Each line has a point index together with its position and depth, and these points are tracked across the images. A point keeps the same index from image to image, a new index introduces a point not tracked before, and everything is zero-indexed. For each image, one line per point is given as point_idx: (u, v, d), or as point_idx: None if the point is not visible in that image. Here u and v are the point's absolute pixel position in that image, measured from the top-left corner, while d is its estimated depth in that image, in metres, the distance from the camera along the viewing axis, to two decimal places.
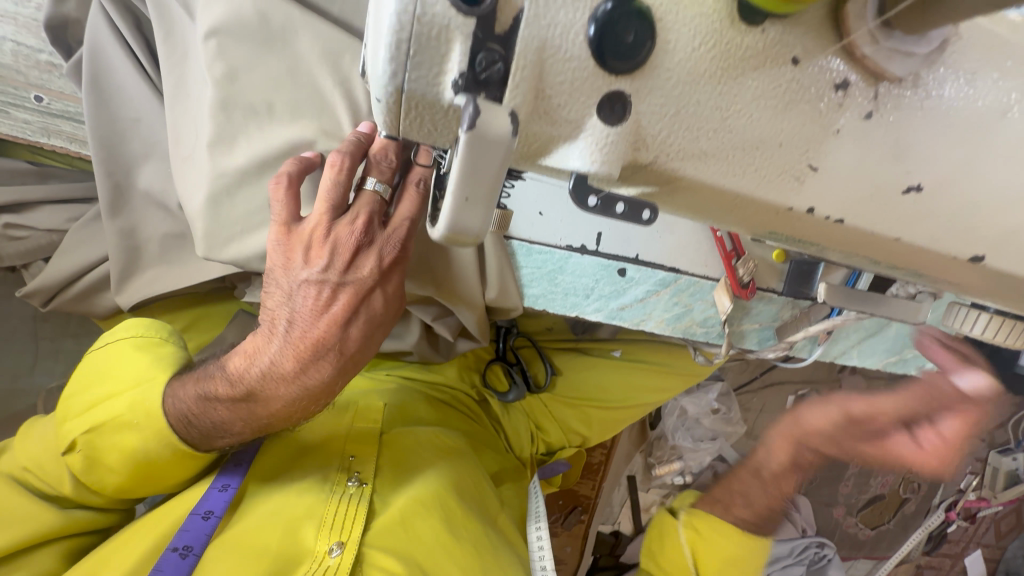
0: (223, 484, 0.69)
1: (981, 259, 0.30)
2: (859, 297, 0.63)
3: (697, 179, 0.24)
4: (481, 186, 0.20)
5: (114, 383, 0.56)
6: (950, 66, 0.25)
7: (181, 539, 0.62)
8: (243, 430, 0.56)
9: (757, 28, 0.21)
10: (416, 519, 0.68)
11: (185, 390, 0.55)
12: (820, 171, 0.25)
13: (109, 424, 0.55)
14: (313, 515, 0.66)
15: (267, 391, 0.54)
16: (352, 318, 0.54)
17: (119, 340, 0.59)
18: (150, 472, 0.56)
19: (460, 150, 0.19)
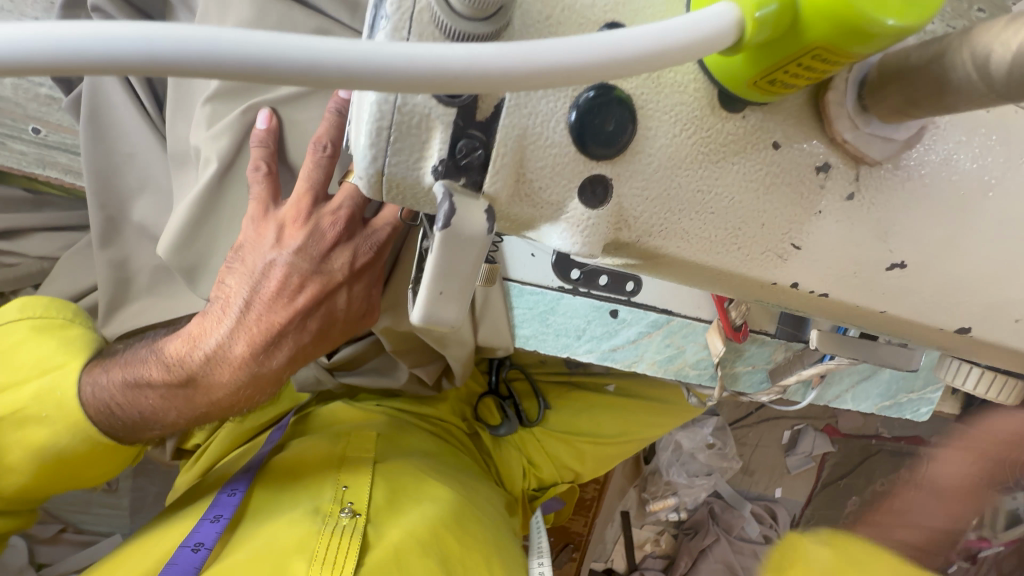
0: (215, 514, 0.69)
1: (967, 330, 0.30)
2: (851, 345, 0.64)
3: (679, 255, 0.24)
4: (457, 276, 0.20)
5: (9, 374, 0.51)
6: (932, 148, 0.25)
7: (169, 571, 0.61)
8: (176, 418, 0.53)
9: (736, 116, 0.21)
10: (412, 555, 0.67)
11: (110, 375, 0.51)
12: (803, 250, 0.25)
13: (8, 420, 0.49)
14: (303, 550, 0.64)
15: (209, 378, 0.51)
16: (313, 313, 0.52)
17: (13, 324, 0.53)
18: (63, 471, 0.52)
19: (436, 246, 0.19)
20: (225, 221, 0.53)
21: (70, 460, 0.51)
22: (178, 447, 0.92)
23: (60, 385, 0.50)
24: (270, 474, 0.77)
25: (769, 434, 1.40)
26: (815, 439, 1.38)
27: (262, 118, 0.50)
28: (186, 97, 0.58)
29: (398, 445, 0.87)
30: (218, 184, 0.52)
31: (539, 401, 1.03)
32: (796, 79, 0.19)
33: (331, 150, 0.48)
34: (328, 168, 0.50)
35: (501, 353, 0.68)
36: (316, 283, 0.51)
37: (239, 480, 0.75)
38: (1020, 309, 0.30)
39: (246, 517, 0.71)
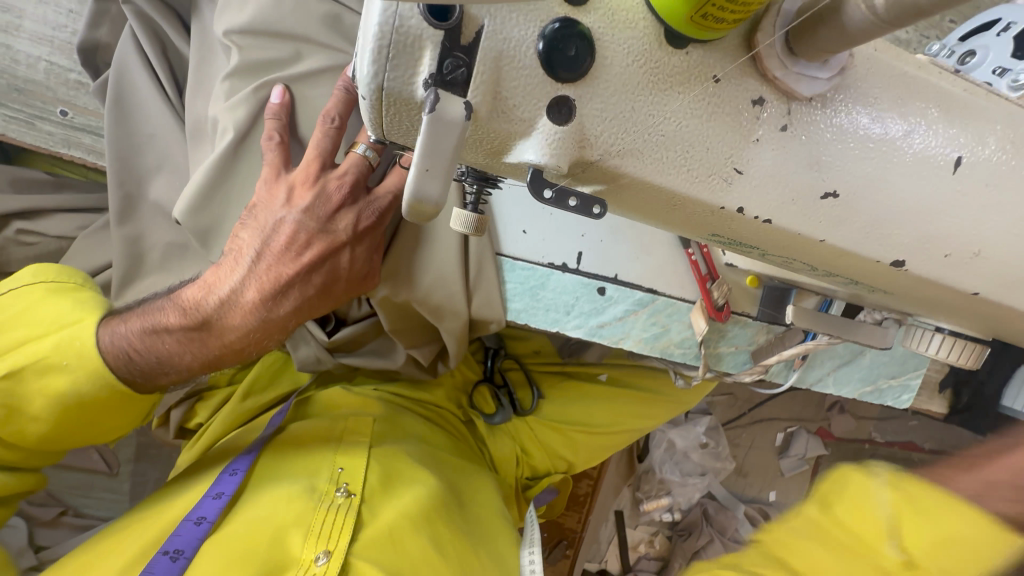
0: (217, 492, 0.71)
1: (902, 262, 0.34)
2: (827, 321, 0.67)
3: (636, 176, 0.28)
4: (441, 161, 0.24)
5: (29, 328, 0.54)
6: (855, 90, 0.29)
7: (173, 543, 0.63)
8: (190, 361, 0.57)
9: (681, 51, 0.26)
10: (405, 534, 0.70)
11: (128, 325, 0.56)
12: (744, 175, 0.29)
13: (31, 368, 0.53)
14: (301, 523, 0.67)
15: (223, 321, 0.56)
16: (317, 269, 0.57)
17: (30, 286, 0.57)
18: (81, 416, 0.56)
19: (423, 130, 0.23)
20: (237, 183, 0.58)
21: (89, 406, 0.55)
22: (182, 426, 0.94)
23: (78, 335, 0.54)
24: (271, 453, 0.79)
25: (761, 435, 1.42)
26: (807, 442, 1.38)
27: (276, 93, 0.55)
28: (204, 79, 0.65)
29: (393, 428, 0.89)
30: (233, 152, 0.57)
31: (532, 391, 1.06)
32: (722, 15, 0.23)
33: (338, 122, 0.54)
34: (335, 139, 0.55)
35: (494, 327, 0.70)
36: (322, 241, 0.56)
37: (240, 461, 0.76)
38: (949, 245, 0.33)
39: (248, 490, 0.73)
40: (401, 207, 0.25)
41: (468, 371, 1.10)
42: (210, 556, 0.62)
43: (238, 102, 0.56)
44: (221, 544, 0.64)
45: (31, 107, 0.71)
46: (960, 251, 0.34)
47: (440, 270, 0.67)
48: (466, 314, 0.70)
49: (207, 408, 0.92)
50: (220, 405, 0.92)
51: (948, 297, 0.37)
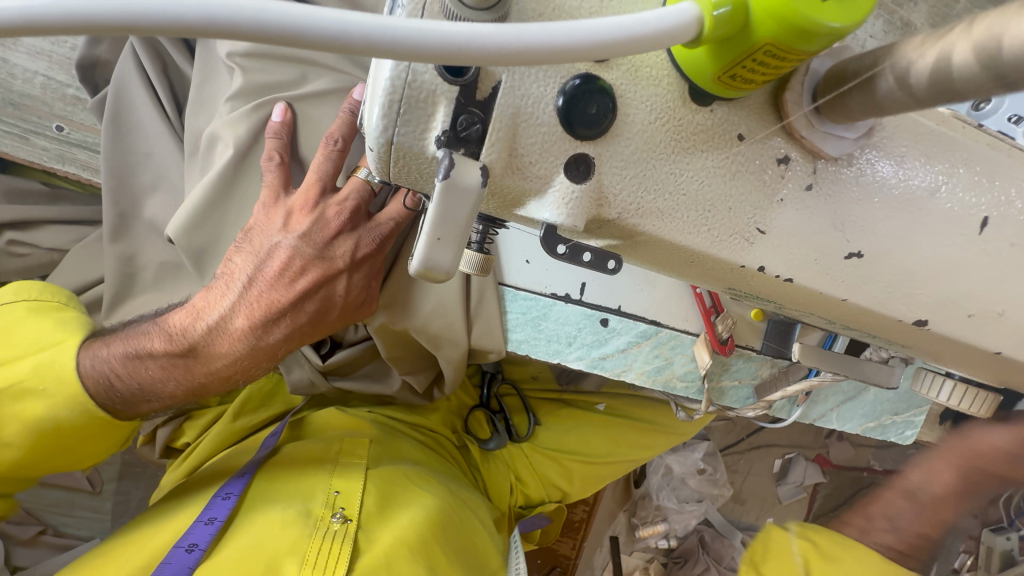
0: (208, 517, 0.68)
1: (925, 322, 0.32)
2: (835, 359, 0.66)
3: (655, 234, 0.26)
4: (453, 227, 0.22)
5: (6, 350, 0.52)
6: (881, 148, 0.28)
7: (163, 571, 0.60)
8: (174, 388, 0.55)
9: (706, 109, 0.24)
10: (402, 563, 0.67)
11: (111, 349, 0.54)
12: (767, 234, 0.27)
13: (7, 392, 0.51)
14: (296, 552, 0.65)
15: (209, 348, 0.54)
16: (311, 296, 0.55)
17: (10, 305, 0.55)
18: (58, 443, 0.53)
19: (436, 195, 0.22)
20: (236, 204, 0.56)
21: (69, 433, 0.53)
22: (169, 445, 0.91)
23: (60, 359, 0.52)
24: (265, 475, 0.77)
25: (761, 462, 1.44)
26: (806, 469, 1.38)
27: (278, 111, 0.54)
28: (206, 98, 0.64)
29: (390, 451, 0.87)
30: (232, 173, 0.55)
31: (530, 416, 1.04)
32: (752, 76, 0.22)
33: (342, 144, 0.53)
34: (337, 162, 0.54)
35: (494, 356, 0.68)
36: (317, 269, 0.54)
37: (233, 483, 0.73)
38: (972, 305, 0.32)
39: (241, 513, 0.71)
40: (409, 266, 0.23)
41: (463, 395, 1.08)
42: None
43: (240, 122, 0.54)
44: (212, 572, 0.62)
45: (25, 122, 0.70)
46: (982, 311, 0.33)
47: (441, 298, 0.66)
48: (466, 344, 0.68)
49: (196, 428, 0.90)
50: (209, 426, 0.90)
51: (968, 355, 0.36)
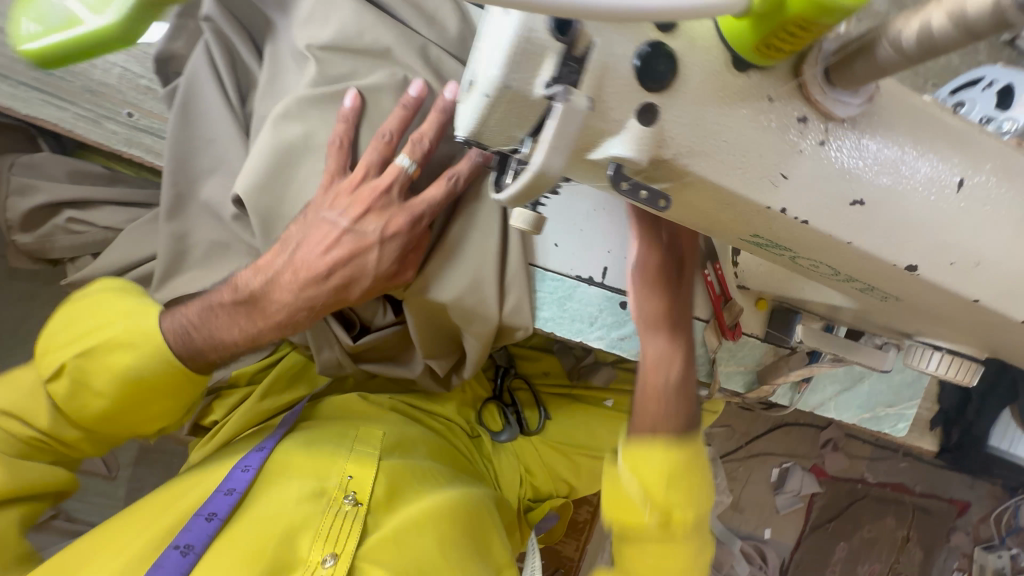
0: (229, 488, 0.72)
1: (915, 268, 0.39)
2: (834, 342, 0.73)
3: (701, 173, 0.33)
4: (567, 136, 0.29)
5: (100, 318, 0.64)
6: (879, 116, 0.35)
7: (183, 537, 0.66)
8: (240, 336, 0.62)
9: (743, 74, 0.32)
10: (408, 541, 0.73)
11: (181, 307, 0.61)
12: (788, 179, 0.34)
13: (101, 348, 0.62)
14: (309, 526, 0.71)
15: (266, 300, 0.61)
16: (349, 263, 0.61)
17: (103, 288, 0.67)
18: (136, 394, 0.63)
19: (557, 114, 0.29)
20: (302, 178, 0.63)
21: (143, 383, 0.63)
22: (198, 423, 0.95)
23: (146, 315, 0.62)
24: (284, 449, 0.80)
25: (758, 470, 1.66)
26: (801, 477, 1.65)
27: (349, 97, 0.61)
28: (274, 87, 0.71)
29: (406, 439, 0.91)
30: (301, 148, 0.62)
31: (540, 410, 1.09)
32: (782, 46, 0.29)
33: (389, 137, 0.60)
34: (384, 152, 0.61)
35: (521, 333, 0.74)
36: (356, 239, 0.61)
37: (252, 457, 0.77)
38: (955, 254, 0.39)
39: (258, 488, 0.74)
40: (521, 179, 0.30)
41: (478, 387, 1.12)
42: (223, 552, 0.66)
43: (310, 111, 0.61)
44: (229, 542, 0.67)
45: (99, 107, 0.76)
46: (964, 261, 0.39)
47: (478, 277, 0.70)
48: (496, 322, 0.73)
49: (225, 405, 0.93)
50: (238, 405, 0.93)
51: (951, 305, 0.43)
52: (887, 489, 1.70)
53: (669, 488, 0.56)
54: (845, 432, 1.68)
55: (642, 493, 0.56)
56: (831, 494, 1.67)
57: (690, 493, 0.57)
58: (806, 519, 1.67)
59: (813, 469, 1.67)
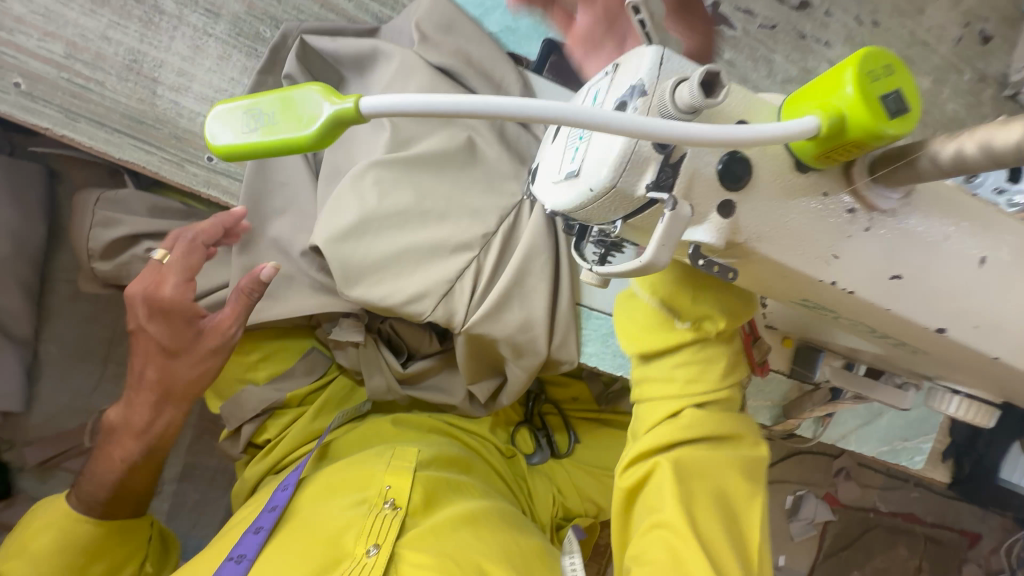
0: (273, 505, 0.79)
1: (944, 329, 0.45)
2: (857, 381, 0.80)
3: (766, 254, 0.39)
4: (671, 236, 0.36)
5: (37, 534, 0.74)
6: (915, 205, 0.42)
7: (237, 550, 0.70)
8: (118, 461, 0.77)
9: (804, 174, 0.38)
10: (450, 535, 0.75)
11: (93, 477, 0.77)
12: (839, 258, 0.40)
13: (41, 542, 0.72)
14: (354, 527, 0.73)
15: (154, 421, 0.79)
16: (179, 357, 0.76)
17: (49, 503, 0.78)
18: (92, 554, 0.74)
19: (664, 220, 0.35)
20: (376, 227, 0.70)
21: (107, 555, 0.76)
22: (251, 442, 0.99)
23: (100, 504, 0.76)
24: (322, 477, 0.85)
25: (774, 495, 1.68)
26: (816, 505, 1.68)
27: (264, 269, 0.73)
28: (343, 139, 0.78)
29: (441, 458, 0.94)
30: (376, 202, 0.69)
31: (571, 434, 1.16)
32: (839, 156, 0.36)
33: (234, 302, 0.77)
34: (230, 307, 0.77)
35: (568, 367, 0.80)
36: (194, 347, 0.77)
37: (289, 477, 0.84)
38: (978, 318, 0.45)
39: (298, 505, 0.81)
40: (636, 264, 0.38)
41: (511, 410, 1.18)
42: (274, 557, 0.70)
43: (385, 172, 0.70)
44: (277, 553, 0.70)
45: (183, 152, 0.83)
46: (986, 324, 0.45)
47: (531, 312, 0.75)
48: (546, 356, 0.79)
49: (277, 425, 0.97)
50: (291, 422, 0.98)
51: (976, 360, 0.48)
52: (899, 518, 1.73)
53: (690, 294, 0.62)
54: (858, 461, 1.72)
55: (658, 305, 0.65)
56: (844, 522, 1.71)
57: (707, 294, 0.62)
58: (820, 547, 1.70)
59: (826, 497, 1.70)
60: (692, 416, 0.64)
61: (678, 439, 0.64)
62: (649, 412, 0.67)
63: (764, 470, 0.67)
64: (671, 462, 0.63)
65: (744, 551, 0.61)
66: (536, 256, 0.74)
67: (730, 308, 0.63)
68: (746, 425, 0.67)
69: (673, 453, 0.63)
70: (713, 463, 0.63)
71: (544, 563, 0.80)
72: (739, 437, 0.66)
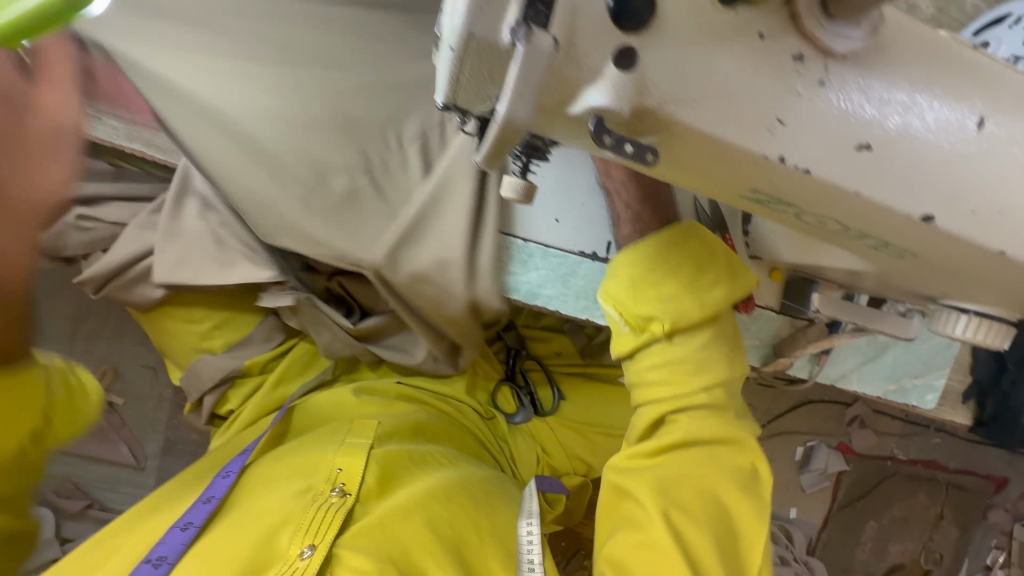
0: (206, 497, 0.72)
1: (931, 218, 0.36)
2: (853, 310, 0.70)
3: (689, 123, 0.31)
4: (529, 84, 0.28)
5: None
6: (886, 51, 0.33)
7: (157, 551, 0.63)
8: None
9: (731, 10, 0.29)
10: (394, 522, 0.67)
11: None
12: (786, 124, 0.32)
13: None
14: (290, 522, 0.66)
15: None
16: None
17: None
18: None
19: (518, 58, 0.27)
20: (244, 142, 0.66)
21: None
22: (214, 413, 0.96)
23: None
24: (269, 460, 0.79)
25: (782, 447, 1.61)
26: (828, 456, 1.61)
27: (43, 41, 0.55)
28: None
29: (406, 429, 0.89)
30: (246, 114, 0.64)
31: (554, 389, 1.09)
32: None
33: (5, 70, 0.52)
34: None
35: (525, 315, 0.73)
36: None
37: (232, 462, 0.79)
38: (976, 201, 0.36)
39: (240, 489, 0.75)
40: (492, 127, 0.29)
41: (489, 370, 1.12)
42: (199, 556, 0.63)
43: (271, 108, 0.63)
44: (200, 554, 0.63)
45: (98, 103, 0.77)
46: (985, 208, 0.36)
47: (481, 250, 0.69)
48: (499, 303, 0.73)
49: (239, 395, 0.93)
50: (251, 395, 0.94)
51: (976, 259, 0.39)
52: (920, 466, 1.65)
53: (642, 300, 0.59)
54: (873, 408, 1.63)
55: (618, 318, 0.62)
56: (859, 472, 1.63)
57: (661, 295, 0.58)
58: (834, 499, 1.64)
59: (839, 447, 1.62)
60: (676, 424, 0.62)
61: (662, 449, 0.62)
62: (631, 425, 0.66)
63: (764, 481, 0.62)
64: (652, 478, 0.61)
65: (735, 565, 0.58)
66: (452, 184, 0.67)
67: (685, 313, 0.59)
68: (745, 428, 0.63)
69: (654, 468, 0.61)
70: (711, 473, 0.60)
71: (501, 539, 0.72)
72: (733, 445, 0.62)
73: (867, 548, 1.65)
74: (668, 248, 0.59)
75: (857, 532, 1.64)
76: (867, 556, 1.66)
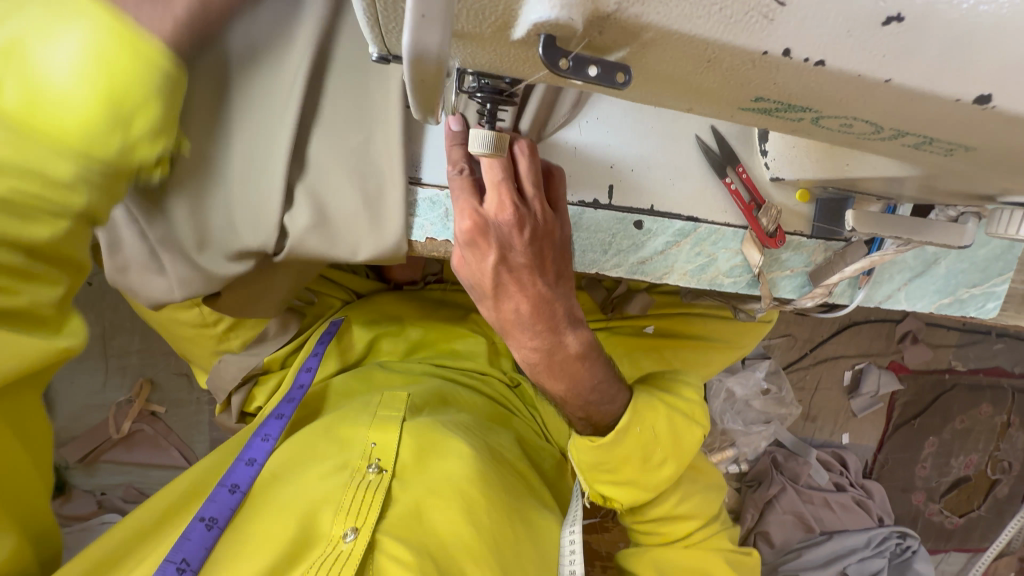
0: (249, 459, 0.67)
1: (988, 98, 0.28)
2: (894, 222, 0.60)
3: (660, 25, 0.25)
4: (434, 4, 0.24)
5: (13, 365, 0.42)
6: None
7: (208, 510, 0.59)
8: None
9: None
10: (433, 509, 0.63)
11: None
12: (788, 6, 0.25)
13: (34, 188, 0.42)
14: (330, 500, 0.60)
15: None
16: None
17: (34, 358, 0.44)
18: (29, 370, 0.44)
19: None
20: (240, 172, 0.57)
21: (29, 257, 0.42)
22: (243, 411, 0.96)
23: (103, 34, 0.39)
24: (308, 430, 0.71)
25: (829, 373, 1.54)
26: (880, 377, 1.52)
27: None
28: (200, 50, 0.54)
29: (433, 402, 0.84)
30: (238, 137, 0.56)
31: None
32: None
33: None
34: None
35: None
36: None
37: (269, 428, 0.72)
38: None
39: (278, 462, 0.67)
40: (403, 64, 0.26)
41: None
42: (240, 538, 0.57)
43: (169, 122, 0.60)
44: (254, 526, 0.58)
45: None
46: None
47: None
48: None
49: (264, 391, 0.93)
50: (276, 389, 0.93)
51: None
52: (981, 375, 1.56)
53: (603, 481, 0.67)
54: (925, 322, 1.52)
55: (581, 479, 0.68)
56: (915, 388, 1.54)
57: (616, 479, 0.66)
58: (889, 419, 1.56)
59: (890, 366, 1.53)
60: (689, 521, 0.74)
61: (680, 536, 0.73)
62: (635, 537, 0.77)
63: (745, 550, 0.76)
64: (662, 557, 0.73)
65: None
66: (323, 126, 0.57)
67: (656, 477, 0.67)
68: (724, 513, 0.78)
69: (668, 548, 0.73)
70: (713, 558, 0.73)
71: (541, 543, 0.69)
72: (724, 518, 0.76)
73: (928, 466, 1.59)
74: (620, 444, 0.63)
75: (916, 450, 1.58)
76: (929, 474, 1.60)
